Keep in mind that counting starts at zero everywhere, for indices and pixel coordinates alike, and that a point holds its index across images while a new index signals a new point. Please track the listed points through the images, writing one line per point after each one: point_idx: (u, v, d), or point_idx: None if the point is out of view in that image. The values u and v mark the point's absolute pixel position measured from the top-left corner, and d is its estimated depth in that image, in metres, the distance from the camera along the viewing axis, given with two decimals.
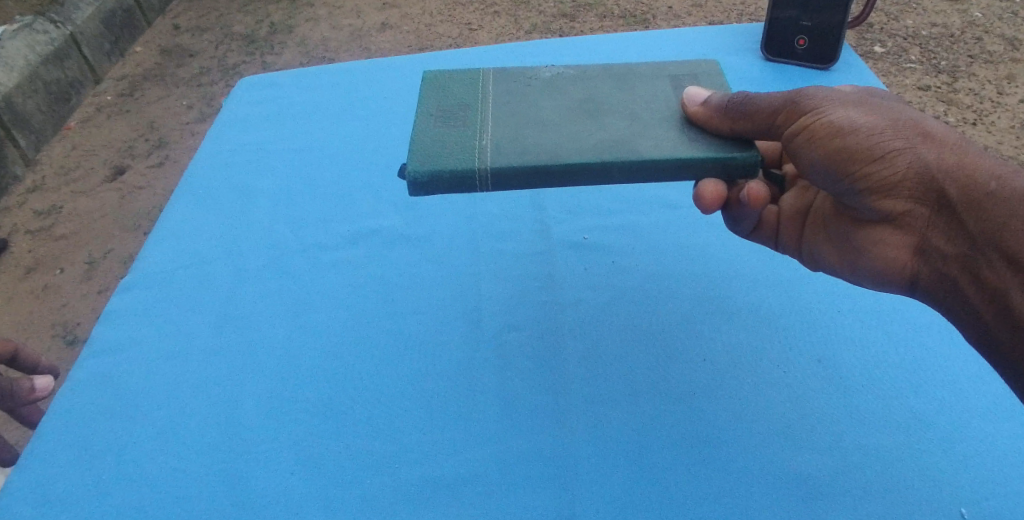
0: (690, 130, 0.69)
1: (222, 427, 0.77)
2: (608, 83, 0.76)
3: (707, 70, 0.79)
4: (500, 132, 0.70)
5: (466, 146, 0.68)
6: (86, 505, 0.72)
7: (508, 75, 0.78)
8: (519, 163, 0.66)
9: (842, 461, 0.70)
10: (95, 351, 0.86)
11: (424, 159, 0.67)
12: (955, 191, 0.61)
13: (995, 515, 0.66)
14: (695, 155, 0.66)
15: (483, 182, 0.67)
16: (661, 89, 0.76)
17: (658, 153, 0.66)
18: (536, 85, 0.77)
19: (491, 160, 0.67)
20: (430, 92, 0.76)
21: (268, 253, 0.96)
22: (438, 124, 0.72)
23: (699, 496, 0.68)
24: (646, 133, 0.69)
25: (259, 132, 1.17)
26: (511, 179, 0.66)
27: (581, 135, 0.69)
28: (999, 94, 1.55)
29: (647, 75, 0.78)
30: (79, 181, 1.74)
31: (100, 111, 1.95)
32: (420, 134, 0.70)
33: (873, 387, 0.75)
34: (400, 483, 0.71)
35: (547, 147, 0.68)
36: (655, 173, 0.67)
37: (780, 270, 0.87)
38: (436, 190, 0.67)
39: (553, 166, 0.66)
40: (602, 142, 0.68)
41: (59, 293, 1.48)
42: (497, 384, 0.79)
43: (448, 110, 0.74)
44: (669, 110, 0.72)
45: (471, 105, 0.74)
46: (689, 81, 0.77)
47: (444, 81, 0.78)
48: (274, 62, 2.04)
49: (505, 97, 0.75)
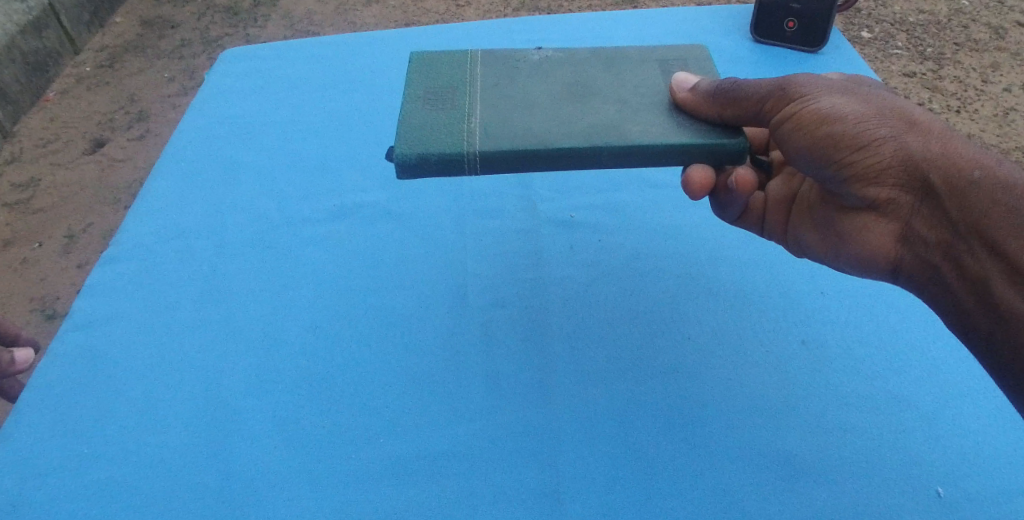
0: (678, 116, 0.69)
1: (206, 401, 0.77)
2: (596, 67, 0.76)
3: (696, 55, 0.79)
4: (489, 114, 0.70)
5: (455, 129, 0.68)
6: (70, 478, 0.72)
7: (496, 57, 0.78)
8: (508, 147, 0.66)
9: (822, 441, 0.71)
10: (77, 324, 0.85)
11: (412, 142, 0.67)
12: (938, 179, 0.62)
13: (966, 493, 0.68)
14: (684, 141, 0.67)
15: (472, 166, 0.67)
16: (649, 73, 0.76)
17: (647, 139, 0.67)
18: (524, 68, 0.76)
19: (479, 143, 0.66)
20: (418, 74, 0.76)
21: (253, 228, 0.95)
22: (426, 106, 0.71)
23: (681, 472, 0.70)
24: (635, 118, 0.69)
25: (243, 105, 1.15)
26: (500, 162, 0.66)
27: (570, 119, 0.69)
28: (983, 82, 1.56)
29: (636, 59, 0.78)
30: (57, 153, 1.71)
31: (79, 83, 1.92)
32: (408, 117, 0.70)
33: (852, 368, 0.77)
34: (387, 458, 0.72)
35: (535, 130, 0.68)
36: (643, 159, 0.67)
37: (764, 251, 0.88)
38: (424, 173, 0.67)
39: (542, 150, 0.66)
40: (591, 126, 0.68)
41: (37, 267, 1.46)
42: (484, 361, 0.79)
43: (435, 93, 0.73)
44: (657, 96, 0.72)
45: (459, 87, 0.74)
46: (677, 66, 0.77)
47: (432, 63, 0.77)
48: (257, 35, 2.01)
49: (494, 79, 0.75)
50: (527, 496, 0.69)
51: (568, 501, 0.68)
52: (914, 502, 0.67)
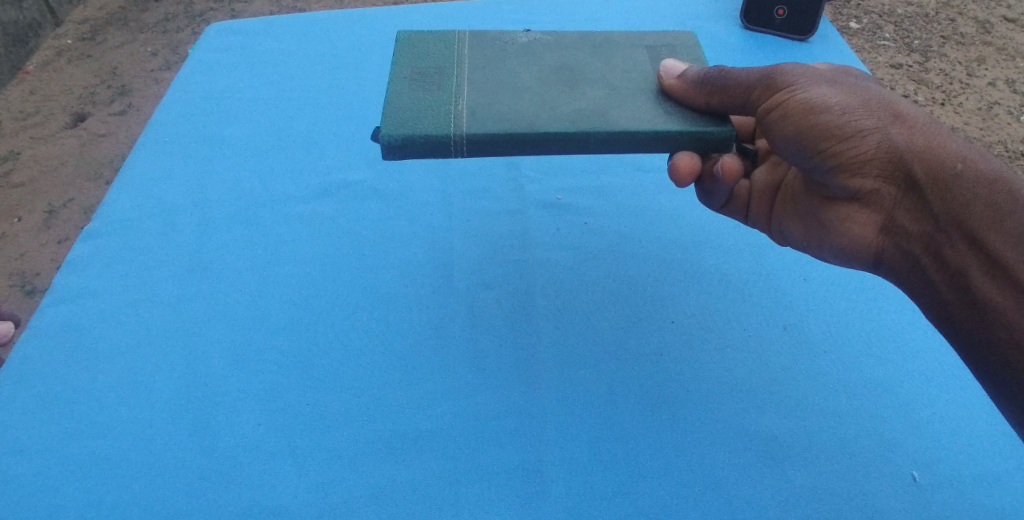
0: (664, 103, 0.70)
1: (189, 377, 0.77)
2: (584, 51, 0.76)
3: (684, 42, 0.79)
4: (476, 97, 0.69)
5: (442, 111, 0.68)
6: (50, 452, 0.72)
7: (484, 39, 0.77)
8: (496, 130, 0.66)
9: (802, 424, 0.73)
10: (57, 299, 0.84)
11: (398, 122, 0.66)
12: (922, 171, 0.63)
13: (940, 479, 0.69)
14: (671, 129, 0.67)
15: (459, 148, 0.66)
16: (637, 59, 0.75)
17: (634, 125, 0.67)
18: (512, 50, 0.76)
19: (467, 126, 0.66)
20: (404, 53, 0.75)
21: (237, 204, 0.94)
22: (413, 87, 0.71)
23: (660, 454, 0.71)
24: (623, 103, 0.69)
25: (229, 80, 1.14)
26: (487, 145, 0.66)
27: (558, 104, 0.69)
28: (969, 76, 1.57)
29: (625, 44, 0.77)
30: (37, 126, 1.68)
31: (60, 56, 1.89)
32: (394, 97, 0.69)
33: (833, 354, 0.78)
34: (371, 436, 0.72)
35: (524, 115, 0.67)
36: (631, 145, 0.67)
37: (749, 237, 0.89)
38: (409, 155, 0.67)
39: (529, 134, 0.66)
40: (579, 112, 0.68)
41: (15, 243, 1.43)
42: (468, 341, 0.79)
43: (422, 74, 0.73)
44: (645, 83, 0.72)
45: (446, 68, 0.73)
46: (665, 53, 0.77)
47: (420, 42, 0.77)
48: (242, 10, 1.97)
49: (482, 61, 0.74)
50: (510, 475, 0.69)
51: (552, 481, 0.69)
52: (890, 487, 0.69)
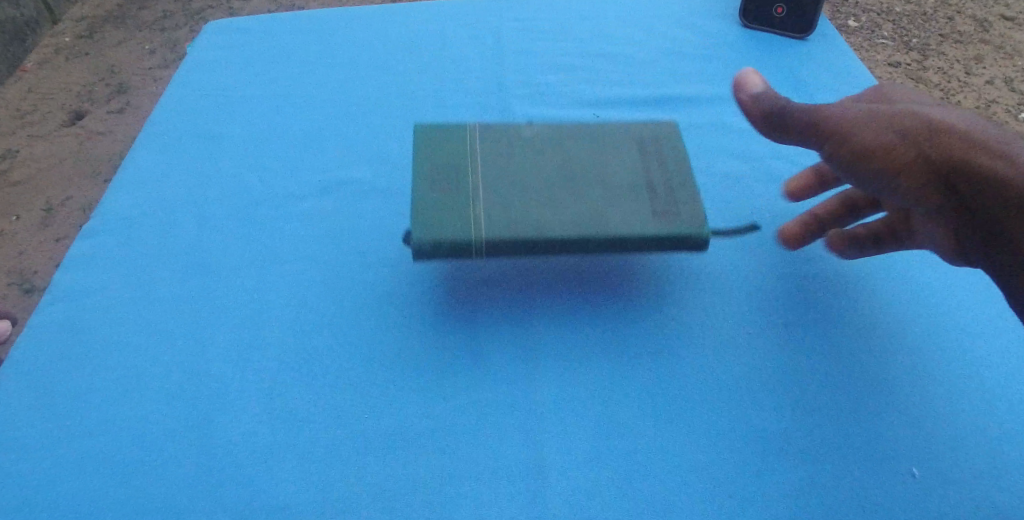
0: (656, 208, 0.79)
1: (190, 375, 0.76)
2: (580, 150, 0.85)
3: (669, 134, 0.86)
4: (491, 202, 0.78)
5: (463, 215, 0.77)
6: (51, 450, 0.72)
7: (493, 132, 0.86)
8: (509, 235, 0.76)
9: (800, 423, 0.73)
10: (57, 297, 0.84)
11: (427, 228, 0.75)
12: (962, 187, 0.65)
13: (932, 479, 0.70)
14: (658, 228, 0.77)
15: (480, 251, 0.76)
16: (629, 162, 0.84)
17: (627, 229, 0.77)
18: (518, 147, 0.84)
19: (485, 230, 0.76)
20: (423, 147, 0.83)
21: (238, 202, 0.94)
22: (434, 189, 0.79)
23: (660, 453, 0.71)
24: (617, 207, 0.79)
25: (228, 78, 1.14)
26: (503, 246, 0.76)
27: (562, 207, 0.79)
28: (967, 74, 1.58)
29: (615, 139, 0.86)
30: (35, 125, 1.68)
31: (57, 53, 1.89)
32: (419, 199, 0.77)
33: (829, 353, 0.78)
34: (372, 434, 0.72)
35: (535, 206, 0.78)
36: (625, 248, 0.77)
37: (749, 235, 0.89)
38: (436, 257, 0.76)
39: (535, 236, 0.76)
40: (581, 215, 0.78)
41: (13, 242, 1.42)
42: (469, 339, 0.79)
43: (440, 171, 0.80)
44: (640, 186, 0.81)
45: (462, 165, 0.81)
46: (652, 147, 0.85)
47: (434, 133, 0.84)
48: (241, 8, 1.97)
49: (492, 158, 0.83)
50: (511, 474, 0.69)
51: (553, 479, 0.69)
52: (885, 486, 0.69)
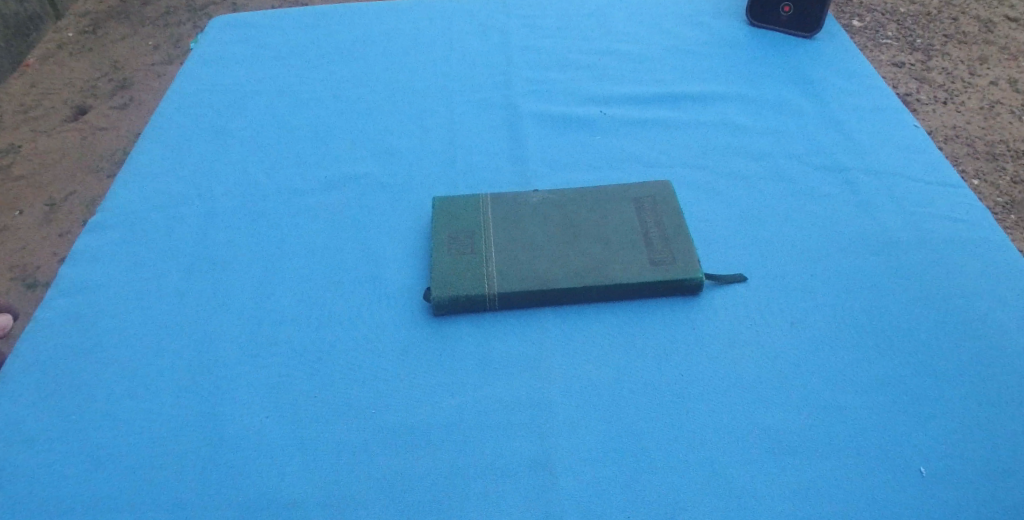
0: (652, 256, 0.83)
1: (196, 369, 0.76)
2: (584, 207, 0.89)
3: (664, 192, 0.90)
4: (502, 258, 0.83)
5: (477, 273, 0.81)
6: (58, 443, 0.72)
7: (503, 202, 0.90)
8: (519, 288, 0.80)
9: (811, 416, 0.72)
10: (62, 291, 0.84)
11: (445, 285, 0.80)
12: None
13: (951, 472, 0.67)
14: (655, 277, 0.80)
15: (492, 301, 0.80)
16: (627, 215, 0.88)
17: (626, 278, 0.80)
18: (526, 211, 0.89)
19: (498, 285, 0.80)
20: (439, 222, 0.87)
21: (244, 196, 0.94)
22: (450, 253, 0.84)
23: (668, 446, 0.70)
24: (618, 258, 0.83)
25: (234, 73, 1.14)
26: (513, 300, 0.80)
27: (566, 259, 0.83)
28: (971, 75, 1.56)
29: (615, 196, 0.90)
30: (38, 119, 1.67)
31: (61, 48, 1.89)
32: (437, 263, 0.83)
33: (841, 345, 0.77)
34: (378, 428, 0.72)
35: (543, 258, 0.83)
36: (625, 293, 0.81)
37: (757, 232, 0.88)
38: (453, 311, 0.80)
39: (544, 290, 0.80)
40: (584, 267, 0.82)
41: (16, 236, 1.42)
42: (476, 334, 0.79)
43: (456, 237, 0.86)
44: (638, 237, 0.85)
45: (476, 234, 0.86)
46: (648, 206, 0.89)
47: (449, 212, 0.89)
48: (245, 4, 1.96)
49: (503, 223, 0.87)
50: (518, 468, 0.69)
51: (560, 474, 0.69)
52: (902, 480, 0.67)
